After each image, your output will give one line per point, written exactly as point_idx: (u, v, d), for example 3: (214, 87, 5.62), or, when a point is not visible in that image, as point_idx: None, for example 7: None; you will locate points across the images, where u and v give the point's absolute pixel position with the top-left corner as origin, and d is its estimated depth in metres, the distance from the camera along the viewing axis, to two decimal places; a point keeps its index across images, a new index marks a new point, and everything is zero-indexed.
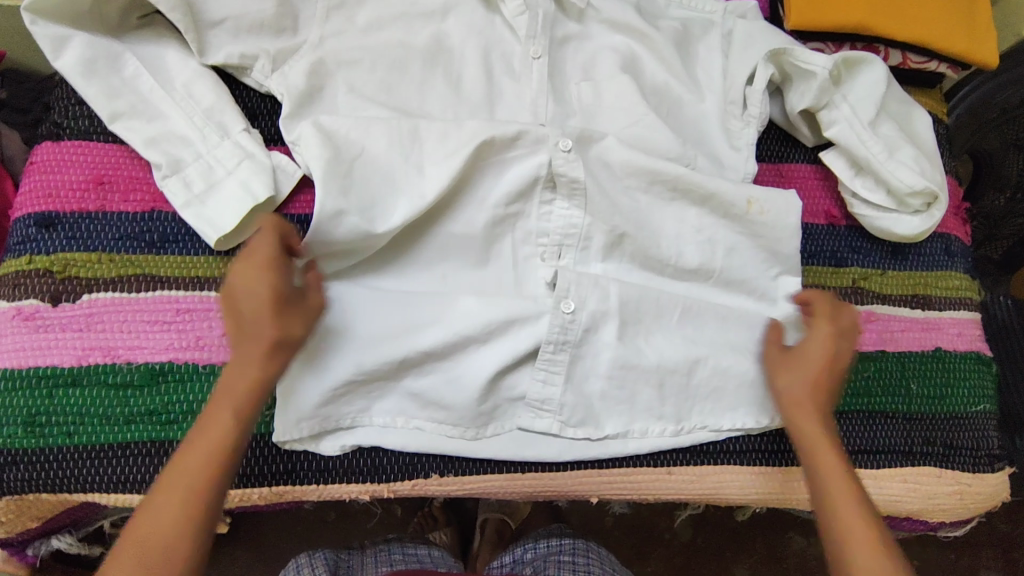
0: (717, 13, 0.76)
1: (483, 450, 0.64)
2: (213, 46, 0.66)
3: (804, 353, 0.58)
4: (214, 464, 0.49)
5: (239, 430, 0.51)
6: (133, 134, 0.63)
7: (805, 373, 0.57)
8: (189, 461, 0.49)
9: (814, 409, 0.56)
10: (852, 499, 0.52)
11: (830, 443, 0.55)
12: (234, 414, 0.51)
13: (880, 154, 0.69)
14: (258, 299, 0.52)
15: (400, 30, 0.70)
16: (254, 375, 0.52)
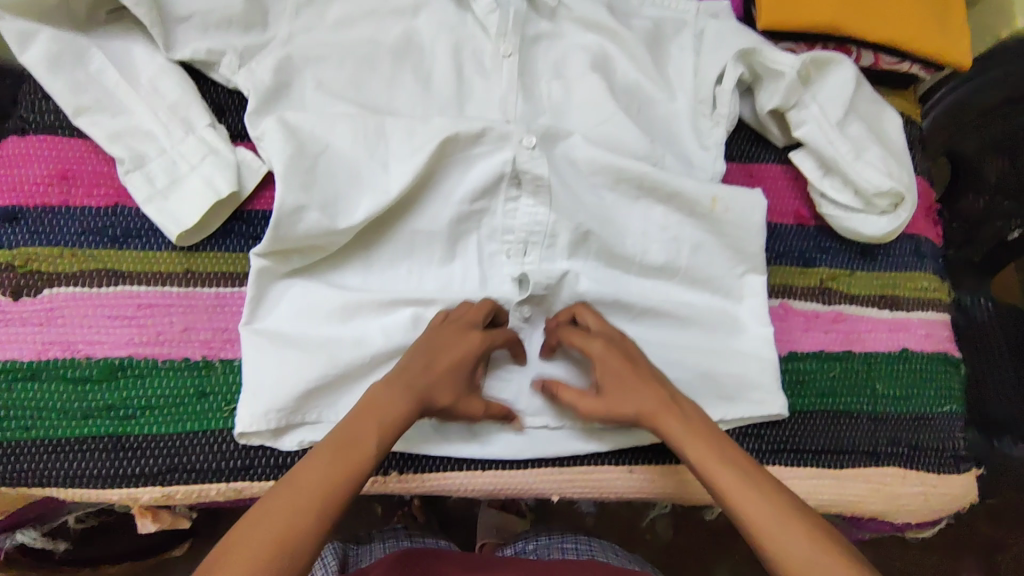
0: (690, 12, 0.76)
1: (445, 448, 0.64)
2: (180, 42, 0.65)
3: (602, 362, 0.59)
4: (350, 487, 0.49)
5: (373, 458, 0.50)
6: (97, 129, 0.62)
7: (616, 371, 0.58)
8: (329, 474, 0.48)
9: (667, 409, 0.56)
10: (758, 492, 0.50)
11: (706, 443, 0.54)
12: (379, 441, 0.51)
13: (847, 155, 0.69)
14: (446, 364, 0.56)
15: (370, 26, 0.69)
16: (403, 411, 0.53)
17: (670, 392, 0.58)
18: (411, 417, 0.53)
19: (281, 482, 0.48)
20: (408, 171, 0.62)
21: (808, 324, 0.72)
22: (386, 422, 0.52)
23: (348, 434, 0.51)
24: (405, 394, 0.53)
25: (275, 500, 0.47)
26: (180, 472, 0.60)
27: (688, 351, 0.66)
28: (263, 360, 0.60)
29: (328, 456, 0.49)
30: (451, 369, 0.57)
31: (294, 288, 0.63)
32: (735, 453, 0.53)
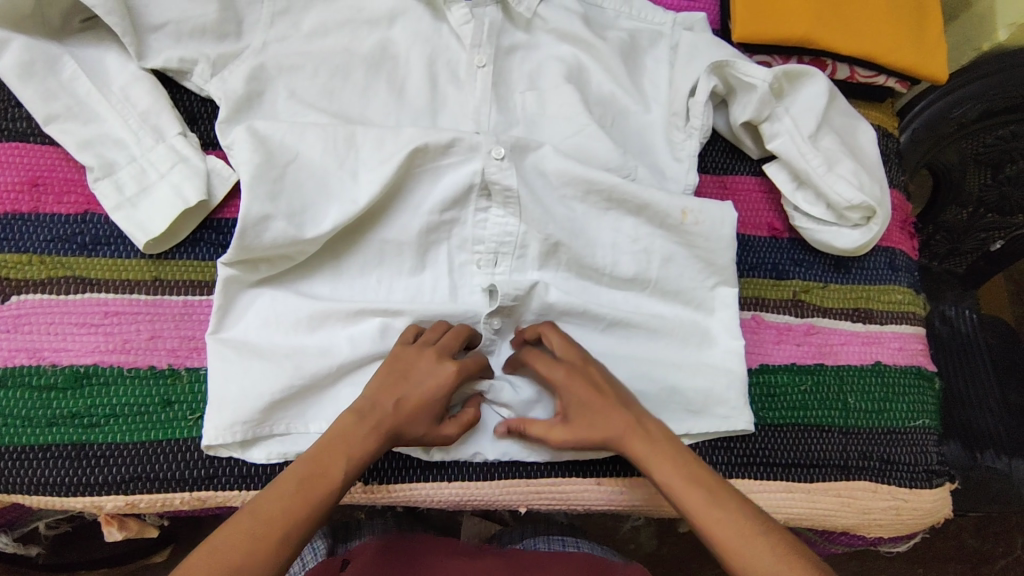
0: (666, 25, 0.76)
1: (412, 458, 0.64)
2: (153, 50, 0.65)
3: (567, 389, 0.58)
4: (315, 519, 0.49)
5: (338, 491, 0.51)
6: (67, 136, 0.63)
7: (579, 395, 0.58)
8: (295, 505, 0.49)
9: (633, 430, 0.55)
10: (723, 512, 0.50)
11: (670, 462, 0.53)
12: (346, 472, 0.51)
13: (819, 168, 0.69)
14: (418, 395, 0.56)
15: (344, 36, 0.69)
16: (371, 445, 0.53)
17: (635, 409, 0.57)
18: (379, 450, 0.54)
19: (244, 512, 0.48)
20: (376, 182, 0.62)
21: (780, 336, 0.72)
22: (355, 454, 0.52)
23: (315, 463, 0.51)
24: (373, 429, 0.54)
25: (236, 530, 0.47)
26: (144, 481, 0.60)
27: (659, 362, 0.66)
28: (229, 371, 0.60)
29: (294, 486, 0.49)
30: (422, 405, 0.56)
31: (261, 299, 0.63)
32: (700, 470, 0.53)
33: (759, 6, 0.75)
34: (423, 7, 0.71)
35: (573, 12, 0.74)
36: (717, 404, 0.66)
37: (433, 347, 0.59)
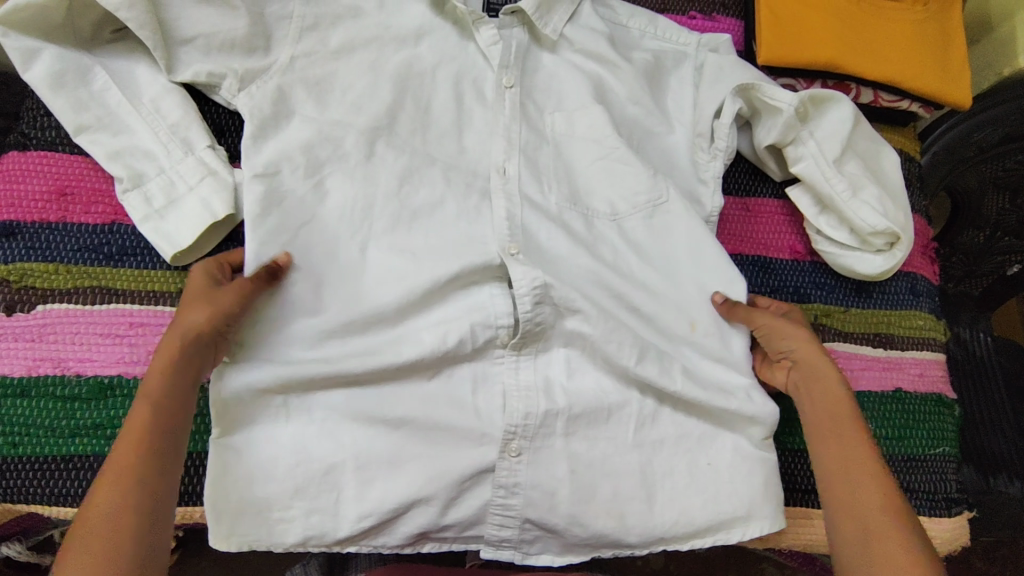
0: (690, 45, 0.77)
1: (432, 496, 0.60)
2: (183, 63, 0.66)
3: (786, 344, 0.64)
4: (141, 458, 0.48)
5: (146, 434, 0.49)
6: (98, 147, 0.64)
7: (798, 360, 0.63)
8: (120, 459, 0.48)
9: (832, 416, 0.59)
10: (889, 523, 0.51)
11: (876, 476, 0.54)
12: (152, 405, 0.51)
13: (843, 193, 0.70)
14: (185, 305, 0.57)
15: (371, 52, 0.69)
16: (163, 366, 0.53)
17: (846, 418, 0.58)
18: (179, 351, 0.53)
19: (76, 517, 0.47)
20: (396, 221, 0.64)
21: None
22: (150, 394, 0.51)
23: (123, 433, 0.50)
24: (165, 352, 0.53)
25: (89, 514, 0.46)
26: None
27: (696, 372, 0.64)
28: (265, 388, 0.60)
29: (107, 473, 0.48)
30: (212, 307, 0.56)
31: (258, 385, 0.58)
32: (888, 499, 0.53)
33: (784, 31, 0.75)
34: (452, 27, 0.72)
35: (600, 33, 0.74)
36: (739, 444, 0.65)
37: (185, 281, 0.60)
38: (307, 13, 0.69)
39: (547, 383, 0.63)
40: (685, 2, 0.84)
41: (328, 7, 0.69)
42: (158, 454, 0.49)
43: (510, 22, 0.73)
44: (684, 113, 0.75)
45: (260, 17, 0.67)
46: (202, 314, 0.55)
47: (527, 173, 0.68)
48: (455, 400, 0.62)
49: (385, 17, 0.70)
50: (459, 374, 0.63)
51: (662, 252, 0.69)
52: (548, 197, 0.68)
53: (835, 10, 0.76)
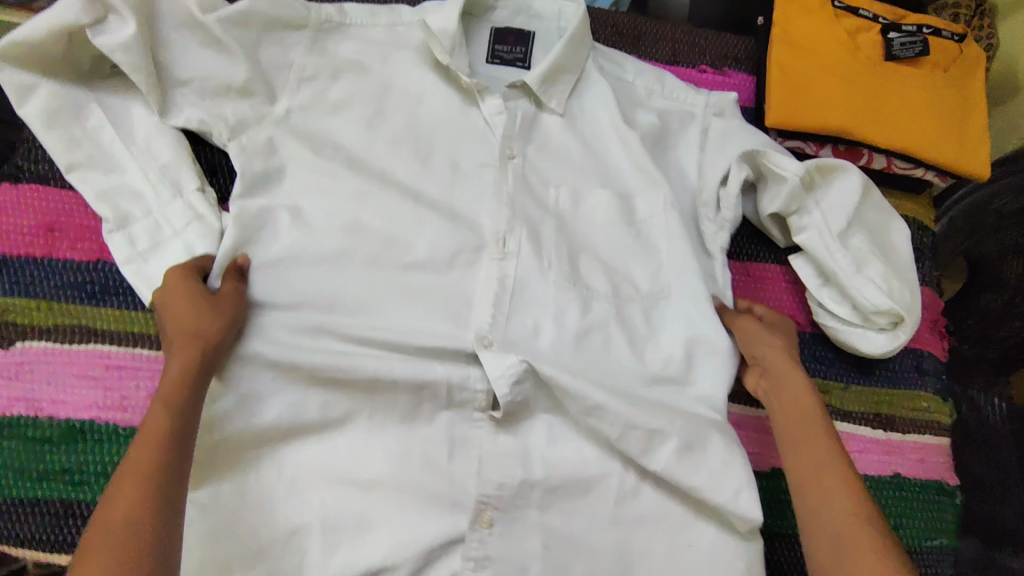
0: (699, 106, 0.78)
1: (399, 564, 0.58)
2: (176, 105, 0.67)
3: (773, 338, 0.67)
4: (162, 451, 0.49)
5: (169, 431, 0.51)
6: (87, 185, 0.64)
7: (779, 353, 0.66)
8: (140, 451, 0.49)
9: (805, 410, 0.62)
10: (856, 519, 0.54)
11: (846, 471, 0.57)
12: (169, 405, 0.52)
13: (847, 269, 0.67)
14: (179, 308, 0.59)
15: (370, 108, 0.72)
16: (180, 373, 0.54)
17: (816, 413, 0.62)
18: (195, 360, 0.55)
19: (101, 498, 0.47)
20: (384, 278, 0.66)
21: None
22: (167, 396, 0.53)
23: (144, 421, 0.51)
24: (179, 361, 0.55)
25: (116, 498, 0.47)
26: None
27: (680, 450, 0.61)
28: (237, 446, 0.59)
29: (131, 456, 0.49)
30: (212, 315, 0.58)
31: (237, 439, 0.59)
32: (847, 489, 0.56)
33: (795, 94, 0.73)
34: (453, 87, 0.74)
35: (605, 97, 0.76)
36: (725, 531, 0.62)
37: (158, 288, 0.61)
38: (307, 63, 0.71)
39: (526, 450, 0.62)
40: (696, 56, 0.83)
41: (330, 58, 0.72)
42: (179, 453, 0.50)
43: (516, 95, 0.76)
44: (682, 173, 0.75)
45: (259, 66, 0.69)
46: (212, 322, 0.58)
47: (521, 232, 0.69)
48: (430, 462, 0.61)
49: (388, 74, 0.74)
50: (437, 435, 0.62)
51: (651, 318, 0.69)
52: (541, 258, 0.68)
53: (848, 74, 0.73)
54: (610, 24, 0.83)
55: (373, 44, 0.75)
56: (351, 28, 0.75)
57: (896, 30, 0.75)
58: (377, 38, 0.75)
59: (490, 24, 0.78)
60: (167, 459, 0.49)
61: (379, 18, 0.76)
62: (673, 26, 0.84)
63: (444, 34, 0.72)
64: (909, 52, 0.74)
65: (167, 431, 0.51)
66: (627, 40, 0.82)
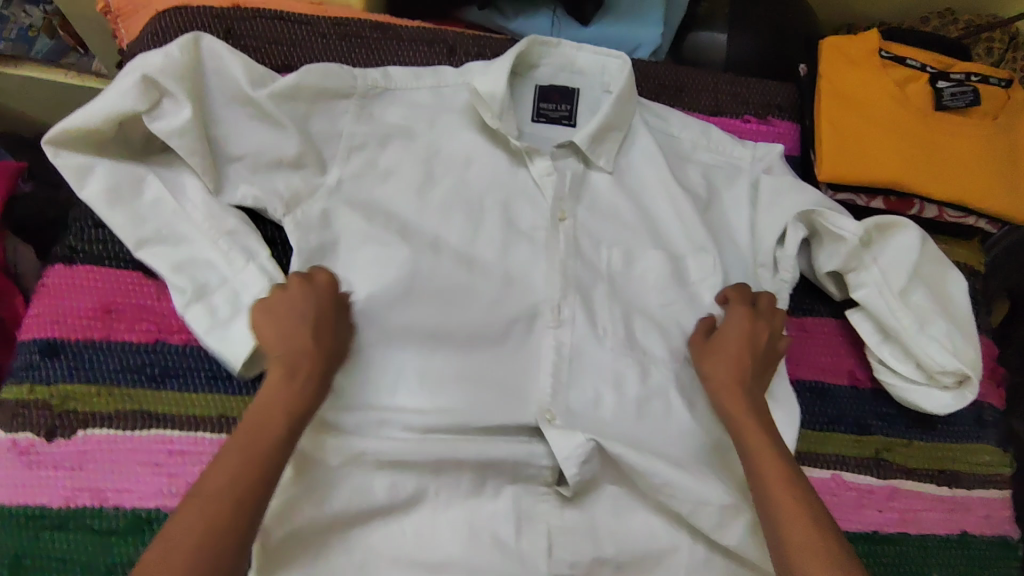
0: (746, 159, 0.77)
1: None
2: (229, 181, 0.67)
3: (724, 343, 0.66)
4: (265, 477, 0.51)
5: (277, 455, 0.52)
6: (159, 260, 0.62)
7: (727, 358, 0.65)
8: (245, 463, 0.51)
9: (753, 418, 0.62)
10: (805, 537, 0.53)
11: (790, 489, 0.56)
12: (284, 426, 0.53)
13: (910, 328, 0.67)
14: (300, 323, 0.58)
15: (419, 174, 0.73)
16: (299, 394, 0.55)
17: (766, 424, 0.62)
18: (313, 390, 0.56)
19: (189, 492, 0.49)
20: (445, 349, 0.66)
21: (861, 501, 0.68)
22: (283, 413, 0.54)
23: (253, 428, 0.52)
24: (299, 378, 0.56)
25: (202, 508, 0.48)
26: None
27: (750, 524, 0.62)
28: (308, 533, 0.58)
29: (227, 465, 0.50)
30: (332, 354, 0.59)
31: (306, 527, 0.58)
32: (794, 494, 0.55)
33: (848, 147, 0.72)
34: (501, 150, 0.74)
35: (653, 153, 0.76)
36: None
37: (279, 286, 0.59)
38: (357, 131, 0.72)
39: (594, 525, 0.62)
40: (739, 105, 0.82)
41: (377, 126, 0.73)
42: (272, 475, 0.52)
43: (563, 154, 0.76)
44: (727, 232, 0.74)
45: (310, 138, 0.70)
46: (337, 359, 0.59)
47: (577, 299, 0.69)
48: (499, 540, 0.61)
49: (434, 139, 0.74)
50: (504, 514, 0.62)
51: None
52: (599, 324, 0.68)
53: (899, 126, 0.73)
54: (652, 76, 0.82)
55: (419, 108, 0.75)
56: (397, 92, 0.75)
57: (945, 78, 0.74)
58: (422, 101, 0.75)
59: (534, 82, 0.78)
60: (264, 484, 0.51)
61: (424, 80, 0.75)
62: (714, 75, 0.84)
63: (493, 98, 0.72)
64: (959, 102, 0.73)
65: (275, 456, 0.52)
66: (670, 91, 0.82)
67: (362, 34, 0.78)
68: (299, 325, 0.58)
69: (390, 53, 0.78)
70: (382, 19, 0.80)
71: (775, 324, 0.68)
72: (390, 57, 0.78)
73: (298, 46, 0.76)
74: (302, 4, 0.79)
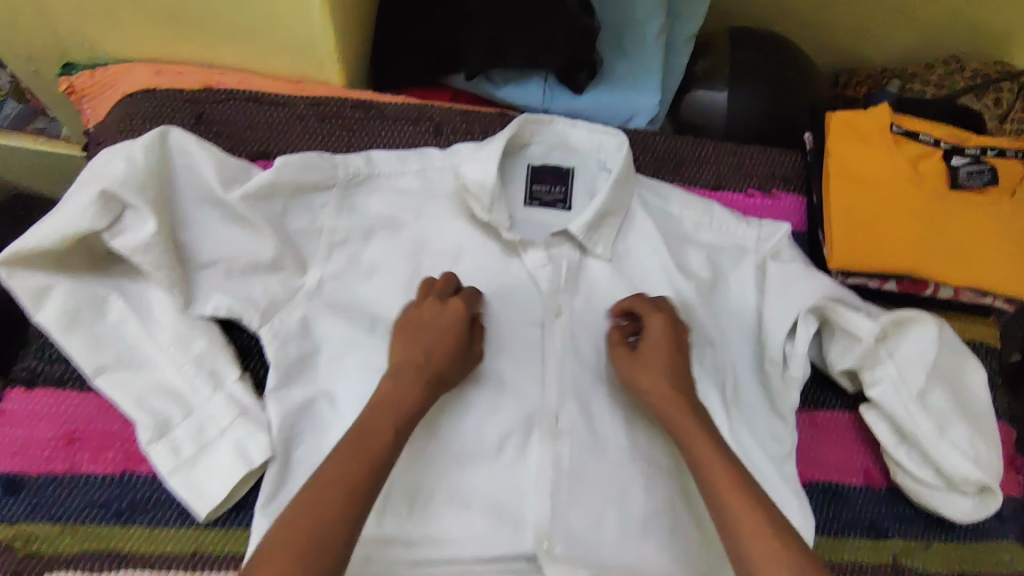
0: (751, 239, 0.73)
1: None
2: (201, 291, 0.62)
3: (653, 350, 0.63)
4: (371, 480, 0.52)
5: (384, 460, 0.53)
6: (119, 390, 0.59)
7: (659, 364, 0.62)
8: (353, 465, 0.52)
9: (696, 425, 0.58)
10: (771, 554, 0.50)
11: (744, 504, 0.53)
12: (394, 431, 0.55)
13: (930, 433, 0.64)
14: (433, 337, 0.60)
15: (406, 269, 0.68)
16: (416, 402, 0.57)
17: (710, 430, 0.59)
18: (422, 402, 0.58)
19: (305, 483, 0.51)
20: (436, 469, 0.62)
21: None
22: (397, 418, 0.56)
23: (368, 428, 0.54)
24: (415, 388, 0.57)
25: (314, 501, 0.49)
26: None
27: None
28: None
29: (340, 463, 0.52)
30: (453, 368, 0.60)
31: None
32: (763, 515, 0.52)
33: (859, 233, 0.69)
34: (492, 241, 0.71)
35: (653, 238, 0.72)
36: None
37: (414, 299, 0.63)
38: (338, 226, 0.67)
39: None
40: (742, 179, 0.78)
41: (361, 218, 0.69)
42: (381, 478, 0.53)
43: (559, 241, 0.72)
44: (733, 320, 0.70)
45: (288, 237, 0.65)
46: (456, 370, 0.61)
47: (575, 405, 0.65)
48: None
49: (421, 230, 0.70)
50: None
51: None
52: (598, 432, 0.65)
53: (914, 208, 0.69)
54: (651, 149, 0.78)
55: (405, 195, 0.70)
56: (380, 178, 0.70)
57: (961, 154, 0.70)
58: (408, 187, 0.71)
59: (526, 161, 0.74)
60: (370, 484, 0.51)
61: (409, 164, 0.71)
62: (714, 145, 0.80)
63: (484, 190, 0.68)
64: (976, 181, 0.69)
65: (383, 460, 0.53)
66: (669, 166, 0.78)
67: (342, 115, 0.74)
68: (427, 336, 0.60)
69: (373, 135, 0.74)
70: (364, 96, 0.75)
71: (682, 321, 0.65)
72: (374, 140, 0.74)
73: (274, 131, 0.73)
74: (279, 81, 0.74)
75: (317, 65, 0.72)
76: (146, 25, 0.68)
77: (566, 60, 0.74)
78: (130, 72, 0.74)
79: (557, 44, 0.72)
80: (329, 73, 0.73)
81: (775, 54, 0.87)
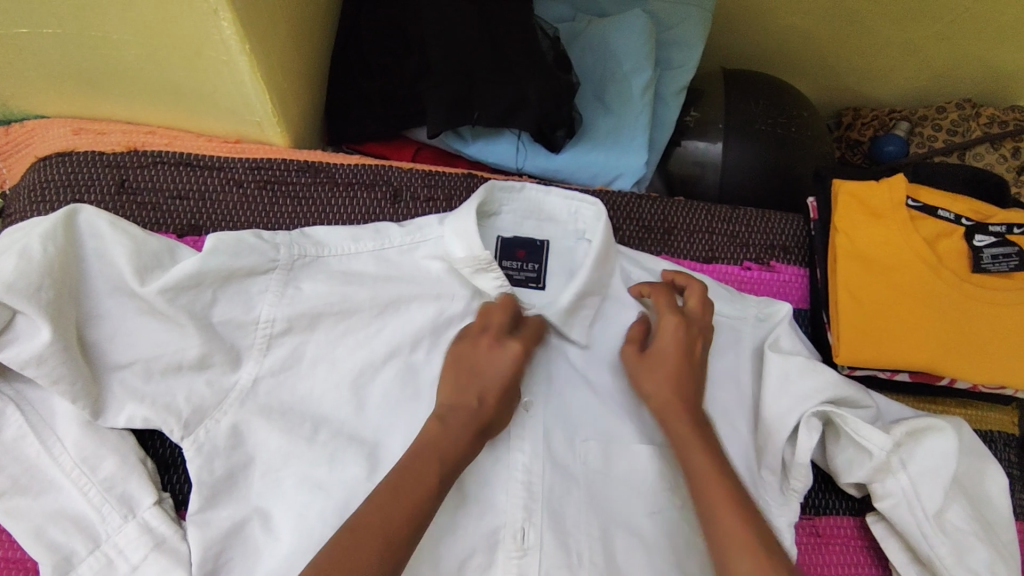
0: (748, 319, 0.65)
1: None
2: (114, 398, 0.54)
3: (660, 359, 0.59)
4: (411, 521, 0.47)
5: (436, 493, 0.50)
6: (13, 521, 0.51)
7: (667, 372, 0.58)
8: (396, 506, 0.47)
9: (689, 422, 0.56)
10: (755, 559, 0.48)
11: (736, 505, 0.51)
12: (441, 464, 0.51)
13: (946, 556, 0.56)
14: (480, 363, 0.57)
15: (356, 362, 0.60)
16: (464, 433, 0.53)
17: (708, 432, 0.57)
18: (473, 437, 0.53)
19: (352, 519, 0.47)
20: None
21: None
22: (443, 448, 0.52)
23: (413, 456, 0.51)
24: (464, 420, 0.54)
25: (368, 528, 0.46)
26: None
27: None
28: None
29: (395, 494, 0.48)
30: (502, 390, 0.56)
31: None
32: (739, 514, 0.51)
33: (869, 323, 0.61)
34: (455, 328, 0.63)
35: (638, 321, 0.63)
36: None
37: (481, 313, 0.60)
38: (277, 316, 0.58)
39: None
40: (737, 248, 0.70)
41: (305, 305, 0.59)
42: (428, 511, 0.49)
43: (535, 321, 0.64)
44: (726, 416, 0.62)
45: (215, 330, 0.56)
46: (498, 394, 0.56)
47: (552, 523, 0.56)
48: None
49: (374, 314, 0.61)
50: None
51: None
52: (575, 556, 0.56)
53: (930, 294, 0.61)
54: (635, 216, 0.70)
55: (357, 276, 0.61)
56: (329, 258, 0.61)
57: (985, 232, 0.62)
58: (362, 269, 0.62)
59: (496, 232, 0.65)
60: (417, 523, 0.48)
61: (363, 244, 0.62)
62: (706, 211, 0.71)
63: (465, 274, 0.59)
64: (1003, 266, 0.61)
65: (430, 495, 0.49)
66: (656, 235, 0.70)
67: (287, 180, 0.66)
68: (474, 362, 0.57)
69: (323, 203, 0.67)
70: (311, 157, 0.67)
71: (707, 326, 0.61)
72: (321, 210, 0.66)
73: (207, 201, 0.65)
74: (215, 141, 0.66)
75: (256, 126, 0.63)
76: (52, 86, 0.59)
77: (543, 118, 0.66)
78: (44, 130, 0.64)
79: (530, 105, 0.64)
80: (271, 135, 0.65)
81: (773, 101, 0.79)
